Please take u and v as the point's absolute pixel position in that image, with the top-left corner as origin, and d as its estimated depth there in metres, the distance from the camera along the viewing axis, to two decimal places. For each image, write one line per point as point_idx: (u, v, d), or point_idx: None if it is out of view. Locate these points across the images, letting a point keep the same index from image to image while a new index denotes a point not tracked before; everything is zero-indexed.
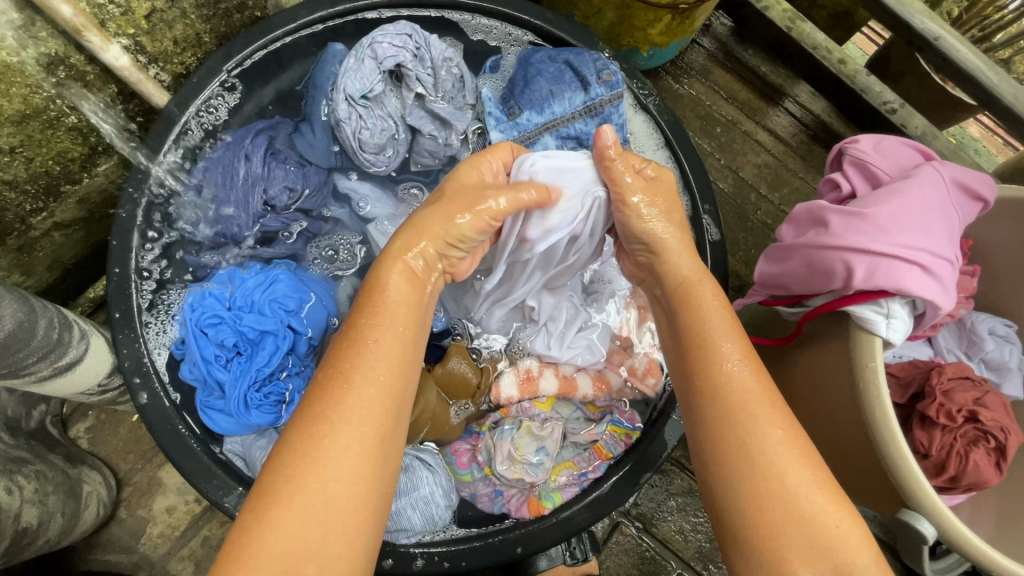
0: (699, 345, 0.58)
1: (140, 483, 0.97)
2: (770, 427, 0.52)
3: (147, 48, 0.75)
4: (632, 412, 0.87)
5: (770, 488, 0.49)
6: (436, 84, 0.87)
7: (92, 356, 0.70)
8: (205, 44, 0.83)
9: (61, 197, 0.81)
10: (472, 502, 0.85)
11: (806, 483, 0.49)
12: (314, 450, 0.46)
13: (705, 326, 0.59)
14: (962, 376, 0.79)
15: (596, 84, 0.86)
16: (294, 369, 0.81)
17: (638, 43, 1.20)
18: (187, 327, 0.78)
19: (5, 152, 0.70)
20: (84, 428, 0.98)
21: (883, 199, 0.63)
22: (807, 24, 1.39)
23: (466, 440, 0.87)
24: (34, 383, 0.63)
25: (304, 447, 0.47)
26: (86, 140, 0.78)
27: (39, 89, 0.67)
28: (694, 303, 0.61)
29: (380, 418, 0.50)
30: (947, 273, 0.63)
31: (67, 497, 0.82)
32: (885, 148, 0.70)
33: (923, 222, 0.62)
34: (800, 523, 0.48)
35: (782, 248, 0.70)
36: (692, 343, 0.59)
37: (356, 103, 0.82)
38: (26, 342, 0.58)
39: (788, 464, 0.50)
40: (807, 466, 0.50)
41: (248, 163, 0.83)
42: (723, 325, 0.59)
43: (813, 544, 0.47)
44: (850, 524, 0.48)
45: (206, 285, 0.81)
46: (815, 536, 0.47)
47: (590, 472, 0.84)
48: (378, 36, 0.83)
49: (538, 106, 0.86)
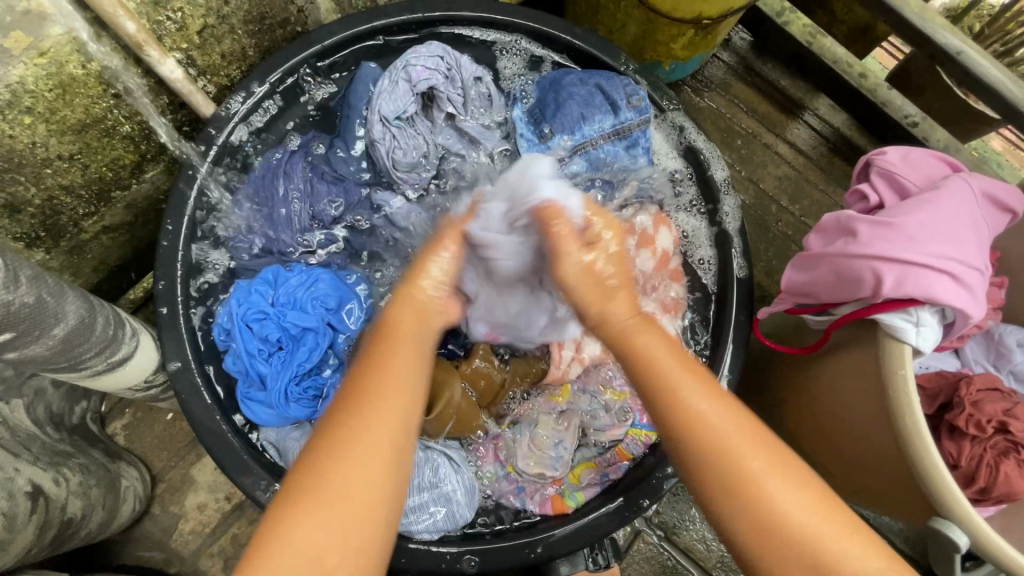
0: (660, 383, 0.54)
1: (173, 480, 1.00)
2: (720, 420, 0.51)
3: (198, 61, 0.80)
4: None
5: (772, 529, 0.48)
6: (465, 102, 0.91)
7: (142, 352, 0.73)
8: (249, 59, 0.87)
9: (111, 202, 0.85)
10: (498, 501, 0.86)
11: (806, 507, 0.48)
12: (353, 442, 0.47)
13: (705, 413, 0.52)
14: (991, 387, 0.79)
15: (626, 109, 0.89)
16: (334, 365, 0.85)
17: (660, 57, 1.23)
18: (233, 320, 0.81)
19: (64, 159, 0.74)
20: (121, 426, 1.01)
21: (912, 209, 0.64)
22: (828, 39, 1.41)
23: (489, 439, 0.88)
24: (87, 377, 0.66)
25: (307, 497, 0.45)
26: (137, 148, 0.82)
27: (100, 100, 0.72)
28: (649, 346, 0.56)
29: (384, 479, 0.47)
30: (977, 283, 0.64)
31: (107, 491, 0.85)
32: (914, 159, 0.70)
33: (953, 235, 0.63)
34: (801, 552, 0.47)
35: (810, 258, 0.71)
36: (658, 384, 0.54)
37: (390, 124, 0.86)
38: (85, 338, 0.61)
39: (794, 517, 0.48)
40: (834, 519, 0.48)
41: (287, 180, 0.87)
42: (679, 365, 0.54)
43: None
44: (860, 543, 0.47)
45: (253, 281, 0.84)
46: None
47: (612, 473, 0.85)
48: (412, 58, 0.86)
49: (571, 130, 0.89)
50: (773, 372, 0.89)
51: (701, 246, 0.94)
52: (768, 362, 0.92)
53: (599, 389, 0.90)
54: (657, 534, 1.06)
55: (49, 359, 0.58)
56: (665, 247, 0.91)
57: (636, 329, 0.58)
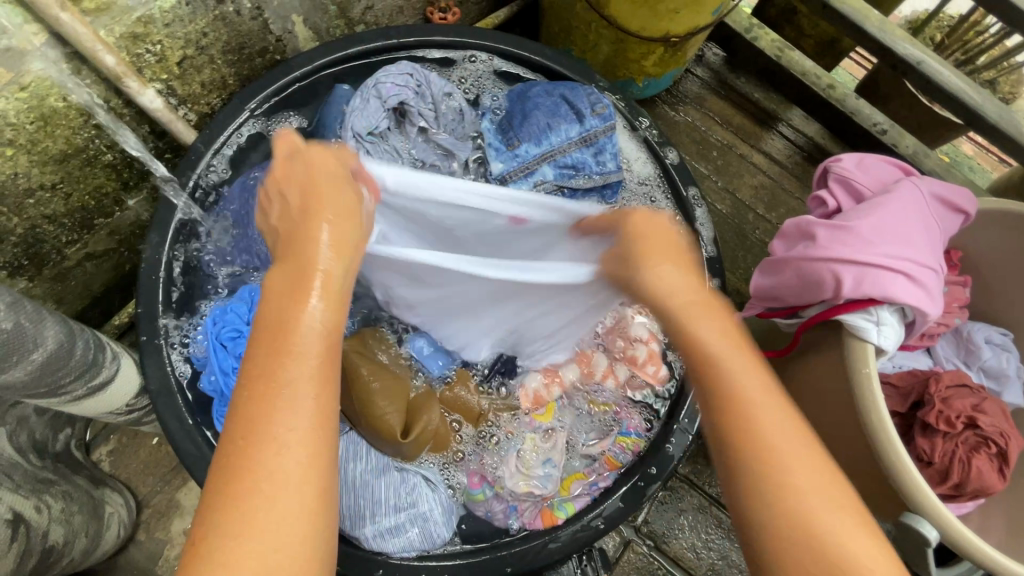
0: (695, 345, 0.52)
1: (158, 505, 0.99)
2: (766, 412, 0.48)
3: (178, 91, 0.82)
4: (637, 418, 0.90)
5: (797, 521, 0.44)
6: (437, 116, 0.93)
7: (122, 377, 0.73)
8: (229, 87, 0.90)
9: (94, 229, 0.87)
10: (488, 520, 0.84)
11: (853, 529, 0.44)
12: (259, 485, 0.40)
13: (749, 391, 0.50)
14: (960, 383, 0.80)
15: (591, 116, 0.91)
16: None
17: (633, 74, 1.27)
18: (208, 340, 0.81)
19: (46, 188, 0.76)
20: (107, 452, 1.00)
21: (865, 212, 0.66)
22: (795, 52, 1.46)
23: (473, 463, 0.87)
24: (67, 403, 0.66)
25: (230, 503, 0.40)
26: (119, 175, 0.84)
27: (82, 130, 0.74)
28: (721, 345, 0.52)
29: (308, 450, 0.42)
30: (932, 281, 0.65)
31: (90, 518, 0.85)
32: (868, 165, 0.72)
33: (905, 235, 0.65)
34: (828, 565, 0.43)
35: (774, 262, 0.73)
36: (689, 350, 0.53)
37: (363, 139, 0.87)
38: (64, 362, 0.62)
39: (831, 519, 0.44)
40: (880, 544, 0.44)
41: (261, 199, 0.86)
42: (739, 352, 0.51)
43: None
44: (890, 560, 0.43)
45: (229, 302, 0.84)
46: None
47: (601, 483, 0.85)
48: (381, 77, 0.88)
49: (537, 139, 0.91)
50: None
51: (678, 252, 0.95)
52: None
53: (586, 402, 0.91)
54: (646, 544, 1.06)
55: (29, 385, 0.59)
56: None
57: (698, 311, 0.53)
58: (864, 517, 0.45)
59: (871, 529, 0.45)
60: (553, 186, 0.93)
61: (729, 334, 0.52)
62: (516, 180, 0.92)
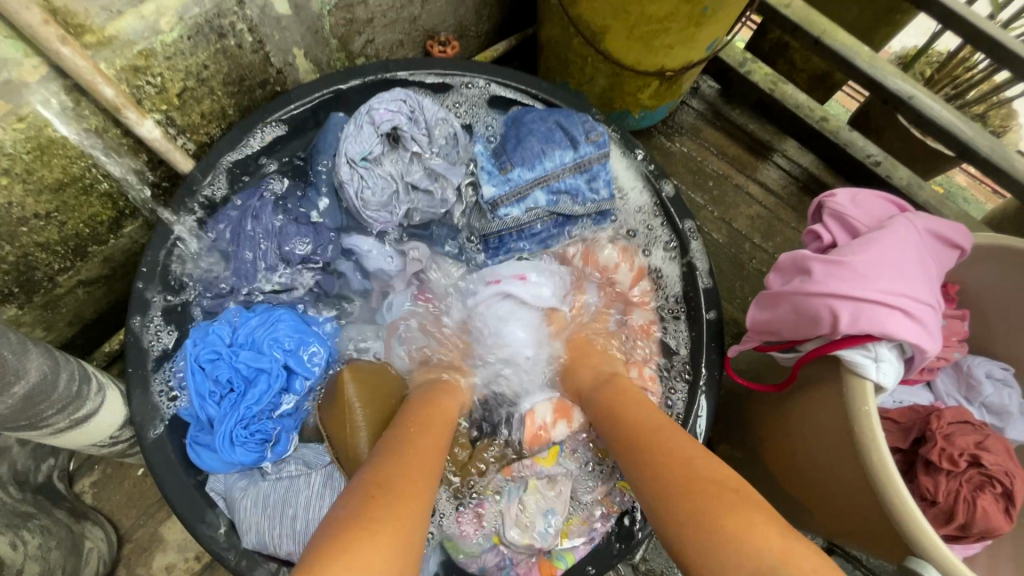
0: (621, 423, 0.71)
1: (140, 540, 0.96)
2: (674, 447, 0.63)
3: (177, 121, 0.83)
4: None
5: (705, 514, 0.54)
6: (431, 142, 0.95)
7: (107, 409, 0.72)
8: (229, 117, 0.91)
9: (87, 256, 0.86)
10: (484, 573, 0.83)
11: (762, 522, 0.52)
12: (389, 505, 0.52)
13: (667, 445, 0.63)
14: (962, 420, 0.78)
15: (585, 143, 0.92)
16: (291, 408, 0.83)
17: (629, 106, 1.29)
18: (187, 360, 0.79)
19: (41, 216, 0.76)
20: (89, 483, 0.98)
21: (860, 247, 0.66)
22: (789, 86, 1.48)
23: (467, 513, 0.84)
24: (49, 436, 0.64)
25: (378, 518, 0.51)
26: (115, 205, 0.84)
27: (79, 160, 0.74)
28: (633, 408, 0.72)
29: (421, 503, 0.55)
30: (931, 317, 0.64)
31: (68, 553, 0.82)
32: (862, 201, 0.72)
33: (901, 270, 0.65)
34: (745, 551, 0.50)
35: (770, 296, 0.72)
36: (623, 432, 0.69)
37: (356, 165, 0.88)
38: (47, 395, 0.60)
39: (739, 508, 0.53)
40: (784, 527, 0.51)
41: (256, 221, 0.87)
42: (659, 421, 0.68)
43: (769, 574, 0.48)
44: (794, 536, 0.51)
45: (212, 323, 0.83)
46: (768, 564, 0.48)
47: (600, 528, 0.84)
48: (374, 103, 0.89)
49: (530, 164, 0.91)
50: (750, 409, 0.89)
51: (671, 277, 0.96)
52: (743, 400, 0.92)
53: (589, 450, 0.88)
54: None
55: (10, 417, 0.58)
56: (629, 276, 0.97)
57: (609, 363, 0.86)
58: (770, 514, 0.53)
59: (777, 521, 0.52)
60: (546, 212, 0.93)
61: (653, 417, 0.70)
62: (508, 203, 0.91)
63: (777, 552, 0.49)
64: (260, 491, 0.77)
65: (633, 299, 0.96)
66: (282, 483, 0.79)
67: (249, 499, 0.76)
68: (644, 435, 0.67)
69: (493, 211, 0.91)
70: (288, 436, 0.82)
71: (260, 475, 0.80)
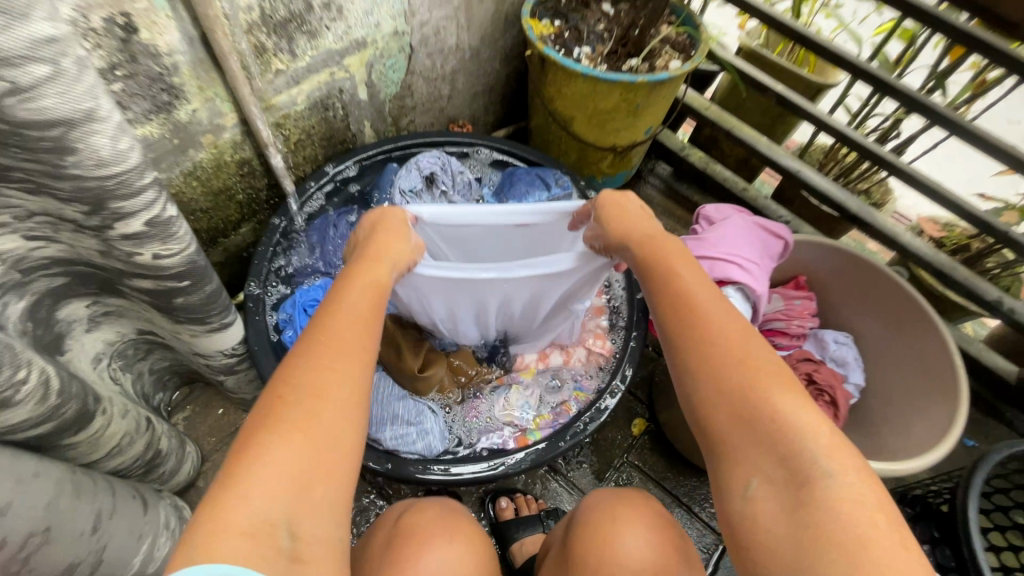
0: (678, 293, 0.76)
1: (217, 461, 1.27)
2: (719, 320, 0.71)
3: (290, 160, 1.29)
4: (591, 380, 1.22)
5: (750, 395, 0.63)
6: (453, 185, 1.40)
7: (237, 325, 1.09)
8: (318, 161, 1.38)
9: (216, 246, 1.28)
10: (477, 441, 1.14)
11: (793, 406, 0.61)
12: (299, 408, 0.57)
13: (712, 314, 0.72)
14: (806, 360, 1.16)
15: (556, 187, 1.38)
16: None
17: (594, 173, 1.78)
18: (296, 305, 1.20)
19: (202, 212, 1.19)
20: (183, 417, 1.31)
21: (716, 232, 1.08)
22: (717, 166, 2.00)
23: (471, 403, 1.19)
24: (206, 330, 1.02)
25: (276, 422, 0.55)
26: (242, 210, 1.27)
27: (234, 177, 1.19)
28: (682, 268, 0.80)
29: (348, 386, 0.61)
30: (759, 273, 1.05)
31: (178, 447, 1.14)
32: (722, 209, 1.15)
33: (739, 245, 1.06)
34: (775, 428, 0.60)
35: (666, 267, 1.13)
36: (674, 295, 0.76)
37: (406, 194, 1.32)
38: (216, 300, 0.98)
39: (771, 390, 0.63)
40: (803, 401, 0.62)
41: (336, 228, 1.31)
42: (715, 301, 0.74)
43: (783, 454, 0.59)
44: (812, 411, 0.61)
45: (311, 285, 1.25)
46: (793, 450, 0.58)
47: (560, 419, 1.16)
48: (420, 158, 1.36)
49: (519, 199, 1.38)
50: None
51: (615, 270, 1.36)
52: None
53: (554, 371, 1.25)
54: None
55: (198, 306, 0.96)
56: None
57: (653, 233, 0.90)
58: (789, 385, 0.63)
59: (791, 390, 0.63)
60: None
61: (711, 294, 0.76)
62: None
63: (823, 442, 0.58)
64: None
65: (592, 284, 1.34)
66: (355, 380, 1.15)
67: None
68: (694, 303, 0.74)
69: None
70: None
71: None
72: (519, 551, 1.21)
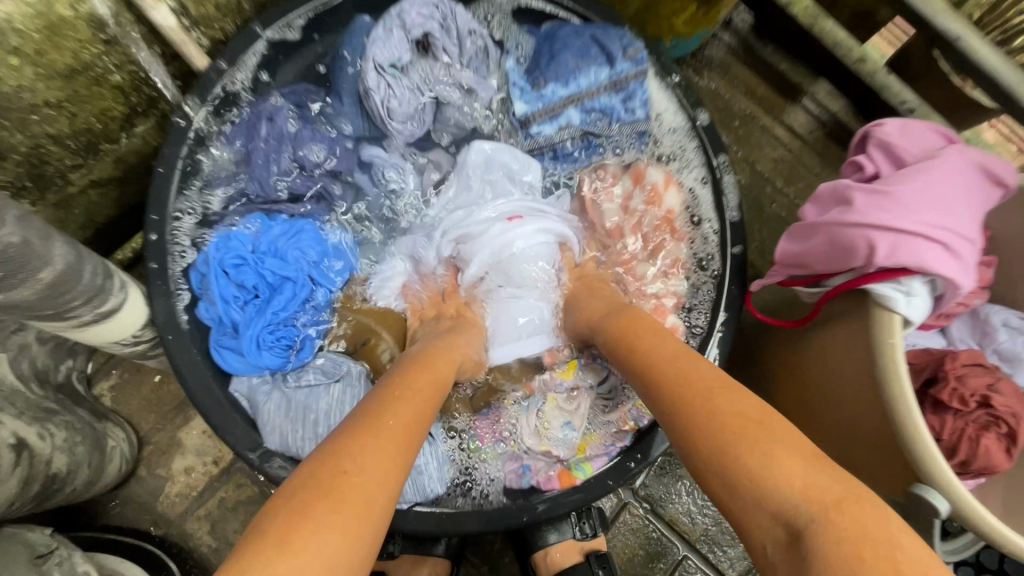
0: (693, 412, 0.56)
1: (159, 443, 0.99)
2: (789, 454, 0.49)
3: (191, 11, 0.77)
4: None
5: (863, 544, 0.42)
6: (461, 53, 0.89)
7: (130, 306, 0.71)
8: (243, 12, 0.85)
9: (100, 154, 0.83)
10: (500, 479, 0.86)
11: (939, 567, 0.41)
12: (311, 534, 0.44)
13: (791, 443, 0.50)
14: (975, 362, 0.79)
15: (622, 60, 0.87)
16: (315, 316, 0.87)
17: (662, 33, 1.22)
18: (209, 265, 0.81)
19: (51, 105, 0.72)
20: (108, 387, 1.00)
21: (906, 177, 0.64)
22: (830, 20, 1.36)
23: (488, 420, 0.89)
24: (74, 328, 0.64)
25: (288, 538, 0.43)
26: (127, 99, 0.80)
27: (91, 45, 0.70)
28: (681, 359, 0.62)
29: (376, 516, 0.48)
30: (967, 253, 0.64)
31: (93, 449, 0.85)
32: (911, 131, 0.69)
33: (943, 204, 0.63)
34: None
35: (804, 227, 0.71)
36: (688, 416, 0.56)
37: (384, 72, 0.84)
38: (73, 284, 0.59)
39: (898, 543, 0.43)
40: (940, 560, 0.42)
41: (272, 124, 0.84)
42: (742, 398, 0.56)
43: None
44: None
45: (234, 228, 0.84)
46: None
47: (617, 443, 0.85)
48: (405, 5, 0.85)
49: (563, 79, 0.87)
50: (764, 348, 0.91)
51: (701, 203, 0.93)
52: (761, 337, 0.92)
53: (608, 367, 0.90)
54: (643, 507, 1.08)
55: (37, 302, 0.57)
56: (672, 207, 0.93)
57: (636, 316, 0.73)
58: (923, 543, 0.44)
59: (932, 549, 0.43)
60: (578, 131, 0.91)
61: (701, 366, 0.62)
62: (540, 121, 0.89)
63: None
64: (283, 394, 0.80)
65: (667, 225, 0.93)
66: (301, 389, 0.81)
67: (273, 402, 0.78)
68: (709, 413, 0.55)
69: (525, 129, 0.90)
70: (311, 342, 0.86)
71: (283, 378, 0.83)
72: (544, 560, 0.97)
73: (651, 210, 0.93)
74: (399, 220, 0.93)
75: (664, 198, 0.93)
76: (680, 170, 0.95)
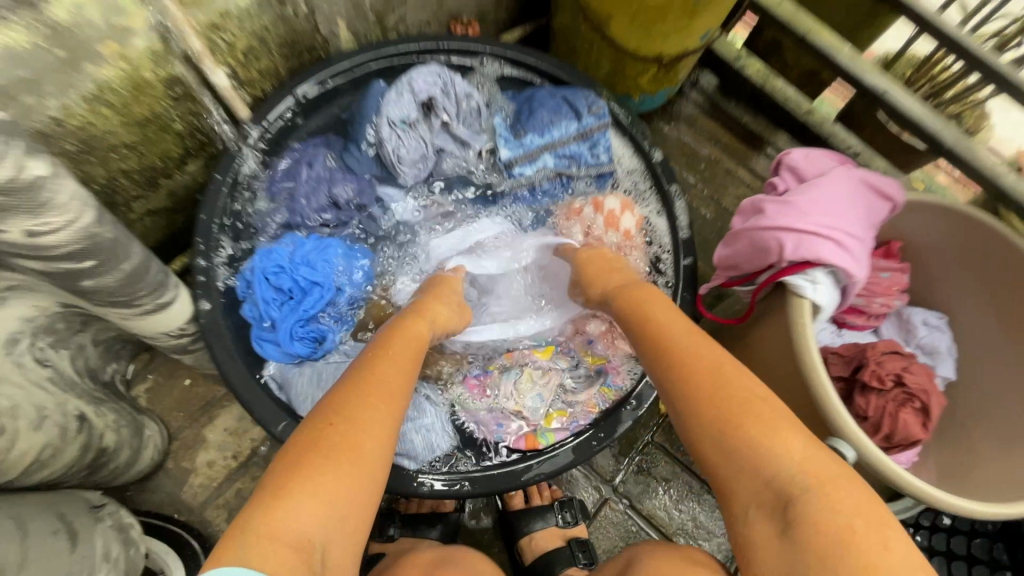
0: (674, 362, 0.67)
1: (187, 439, 1.11)
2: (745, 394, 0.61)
3: (241, 75, 0.97)
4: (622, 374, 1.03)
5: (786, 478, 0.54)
6: (458, 111, 1.09)
7: (180, 302, 0.86)
8: (281, 76, 1.05)
9: (157, 187, 1.02)
10: (475, 430, 1.01)
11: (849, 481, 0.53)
12: (338, 459, 0.55)
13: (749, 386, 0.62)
14: (894, 351, 0.92)
15: (587, 115, 1.07)
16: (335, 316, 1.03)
17: (630, 90, 1.43)
18: (253, 272, 0.97)
19: (127, 146, 0.91)
20: (145, 389, 1.13)
21: (807, 191, 0.81)
22: (779, 80, 1.56)
23: (477, 377, 1.04)
24: (136, 314, 0.80)
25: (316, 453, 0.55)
26: (185, 143, 0.99)
27: (163, 101, 0.89)
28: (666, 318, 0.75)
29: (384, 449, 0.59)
30: (858, 250, 0.80)
31: (133, 435, 0.97)
32: (814, 157, 0.85)
33: (838, 216, 0.80)
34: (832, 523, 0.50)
35: (733, 234, 0.87)
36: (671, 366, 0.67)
37: (396, 126, 1.03)
38: (142, 278, 0.75)
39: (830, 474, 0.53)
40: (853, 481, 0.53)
41: (310, 168, 1.04)
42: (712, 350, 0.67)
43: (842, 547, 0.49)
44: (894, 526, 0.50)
45: (274, 244, 1.01)
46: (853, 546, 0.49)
47: (580, 420, 0.99)
48: (413, 75, 1.03)
49: (541, 130, 1.08)
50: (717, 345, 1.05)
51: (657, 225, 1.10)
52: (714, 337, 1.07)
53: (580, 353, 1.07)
54: (622, 502, 1.17)
55: (116, 289, 0.73)
56: (628, 228, 1.08)
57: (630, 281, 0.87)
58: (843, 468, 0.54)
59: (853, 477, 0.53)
60: (552, 171, 1.12)
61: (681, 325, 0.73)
62: (522, 164, 1.10)
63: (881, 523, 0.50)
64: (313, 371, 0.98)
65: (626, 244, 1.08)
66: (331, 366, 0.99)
67: (304, 376, 0.96)
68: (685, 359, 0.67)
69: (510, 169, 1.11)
70: (334, 338, 1.02)
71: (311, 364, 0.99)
72: (529, 546, 1.09)
73: (611, 230, 1.08)
74: (408, 245, 1.12)
75: (622, 219, 1.08)
76: (638, 199, 1.12)
